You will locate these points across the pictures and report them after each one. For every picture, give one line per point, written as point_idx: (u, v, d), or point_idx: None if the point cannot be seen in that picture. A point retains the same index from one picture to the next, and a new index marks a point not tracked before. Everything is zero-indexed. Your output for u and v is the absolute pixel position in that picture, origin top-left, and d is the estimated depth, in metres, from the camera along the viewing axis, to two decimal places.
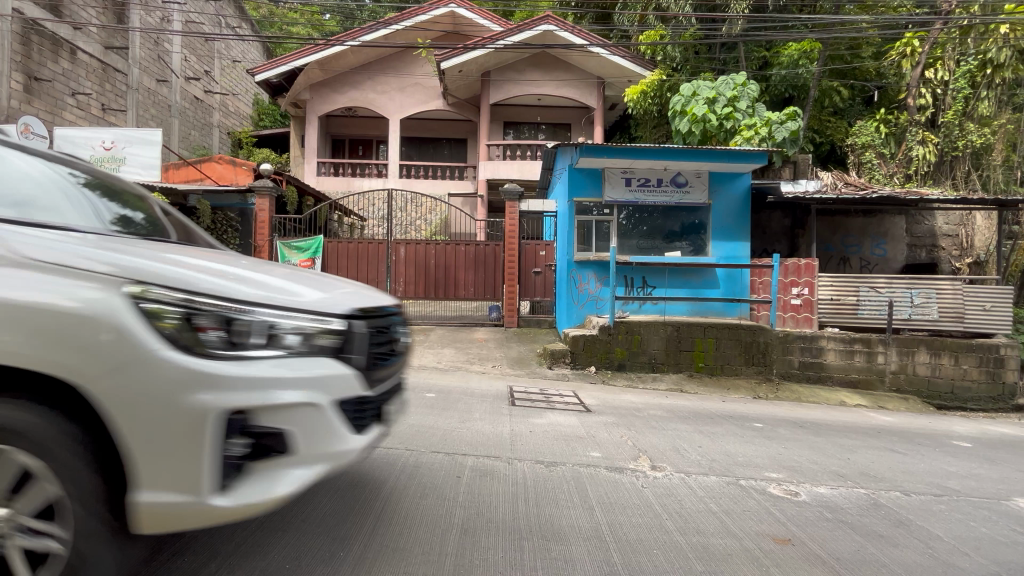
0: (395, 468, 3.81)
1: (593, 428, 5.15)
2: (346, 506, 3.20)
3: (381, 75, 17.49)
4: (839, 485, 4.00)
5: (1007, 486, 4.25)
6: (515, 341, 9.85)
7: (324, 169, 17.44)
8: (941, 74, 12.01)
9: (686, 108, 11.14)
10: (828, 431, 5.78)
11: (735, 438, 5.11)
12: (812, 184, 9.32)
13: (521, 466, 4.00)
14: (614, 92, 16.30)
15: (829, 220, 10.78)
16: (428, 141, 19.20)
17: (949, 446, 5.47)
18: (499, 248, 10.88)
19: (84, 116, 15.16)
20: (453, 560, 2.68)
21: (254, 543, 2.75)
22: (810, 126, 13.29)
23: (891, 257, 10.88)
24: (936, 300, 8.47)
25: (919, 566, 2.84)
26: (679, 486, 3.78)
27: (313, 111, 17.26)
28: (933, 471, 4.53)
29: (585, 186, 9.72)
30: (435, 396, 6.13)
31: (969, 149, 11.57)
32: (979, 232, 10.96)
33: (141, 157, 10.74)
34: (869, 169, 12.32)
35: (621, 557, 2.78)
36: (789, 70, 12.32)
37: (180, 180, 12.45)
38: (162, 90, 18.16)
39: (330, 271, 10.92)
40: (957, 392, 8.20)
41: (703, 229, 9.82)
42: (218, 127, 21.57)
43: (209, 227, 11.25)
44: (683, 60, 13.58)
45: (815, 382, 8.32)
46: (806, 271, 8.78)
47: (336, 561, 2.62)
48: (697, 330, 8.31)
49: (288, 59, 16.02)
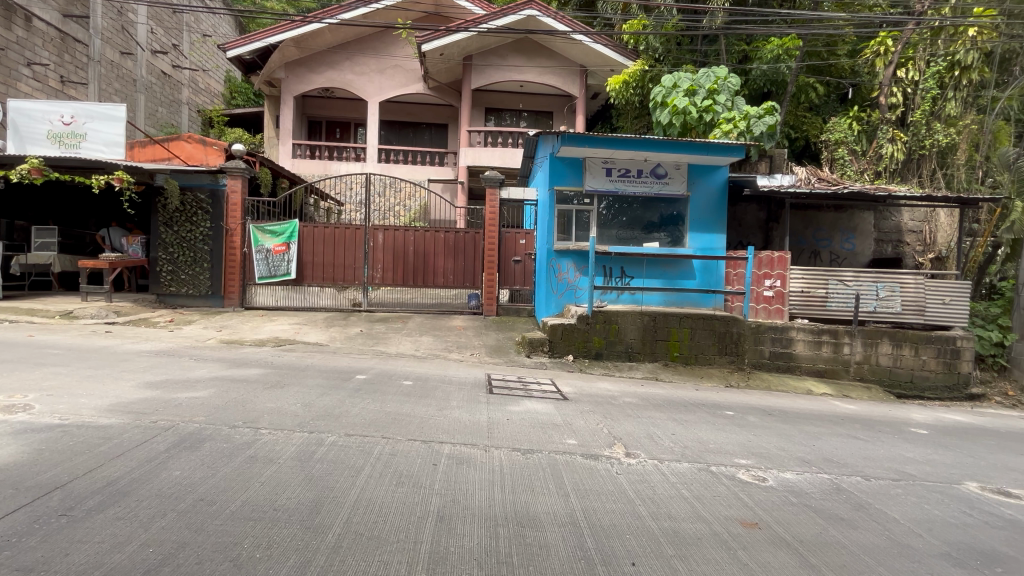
0: (370, 456, 3.79)
1: (569, 416, 5.21)
2: (320, 495, 3.17)
3: (360, 56, 17.02)
4: (804, 470, 4.14)
5: (959, 471, 4.48)
6: (493, 329, 9.91)
7: (299, 151, 17.05)
8: (912, 74, 12.19)
9: (666, 100, 11.26)
10: (794, 418, 5.98)
11: (706, 425, 5.24)
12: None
13: (497, 454, 4.02)
14: (596, 80, 16.31)
15: (801, 214, 11.09)
16: (407, 126, 18.85)
17: (907, 433, 5.71)
18: (478, 236, 10.87)
19: (41, 89, 14.38)
20: (429, 549, 2.68)
21: (224, 533, 2.70)
22: (786, 121, 13.61)
23: (859, 251, 11.22)
24: (900, 293, 8.71)
25: (879, 549, 2.96)
26: (652, 473, 3.85)
27: (287, 90, 16.79)
28: (891, 457, 4.74)
29: (565, 176, 9.71)
30: (412, 383, 6.12)
31: (935, 148, 11.85)
32: (942, 229, 11.32)
33: (104, 133, 10.16)
34: (840, 165, 12.73)
35: (595, 542, 2.84)
36: (771, 65, 12.45)
37: (146, 159, 11.99)
38: (127, 63, 17.38)
39: (306, 256, 10.74)
40: (917, 381, 8.52)
41: (681, 221, 9.89)
42: (187, 105, 20.76)
43: (179, 208, 10.73)
44: (664, 51, 13.53)
45: (784, 372, 8.58)
46: (779, 263, 8.92)
47: (309, 551, 2.60)
48: (672, 320, 8.49)
49: (261, 35, 15.48)
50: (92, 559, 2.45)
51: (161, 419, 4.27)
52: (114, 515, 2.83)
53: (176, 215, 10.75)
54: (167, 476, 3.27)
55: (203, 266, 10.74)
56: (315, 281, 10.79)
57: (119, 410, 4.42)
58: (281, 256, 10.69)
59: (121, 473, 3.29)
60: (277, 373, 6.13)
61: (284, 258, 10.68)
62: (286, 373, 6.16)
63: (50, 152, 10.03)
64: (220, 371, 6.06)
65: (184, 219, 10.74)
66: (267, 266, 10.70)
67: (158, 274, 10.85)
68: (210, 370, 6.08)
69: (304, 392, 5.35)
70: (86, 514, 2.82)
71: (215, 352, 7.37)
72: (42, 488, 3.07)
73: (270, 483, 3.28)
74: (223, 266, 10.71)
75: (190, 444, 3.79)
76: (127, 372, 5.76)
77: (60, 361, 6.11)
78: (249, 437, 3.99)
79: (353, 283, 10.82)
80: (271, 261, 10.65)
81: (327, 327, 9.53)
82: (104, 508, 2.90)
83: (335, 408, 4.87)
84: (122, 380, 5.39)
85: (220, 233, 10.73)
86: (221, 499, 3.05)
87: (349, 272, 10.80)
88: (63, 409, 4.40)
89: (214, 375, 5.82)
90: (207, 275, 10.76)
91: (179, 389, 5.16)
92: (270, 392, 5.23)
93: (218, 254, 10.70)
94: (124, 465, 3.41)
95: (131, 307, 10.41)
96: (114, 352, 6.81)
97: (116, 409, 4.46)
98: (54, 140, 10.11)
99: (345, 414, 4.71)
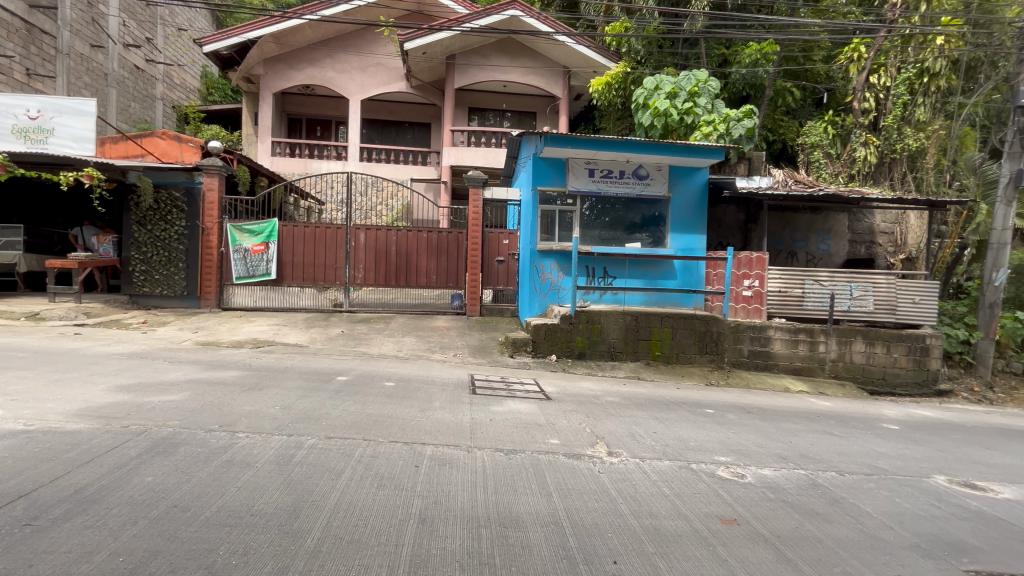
0: (351, 458, 3.74)
1: (552, 416, 5.22)
2: (299, 499, 3.12)
3: (341, 53, 16.81)
4: (781, 466, 4.23)
5: (929, 465, 4.63)
6: (476, 329, 9.88)
7: (279, 149, 16.76)
8: (884, 80, 12.53)
9: (648, 101, 11.35)
10: (772, 416, 6.10)
11: (687, 423, 5.31)
12: (1009, 214, 8.65)
13: (479, 454, 4.01)
14: (579, 81, 16.40)
15: (779, 216, 11.32)
16: (390, 124, 18.69)
17: (879, 429, 5.88)
18: (461, 236, 10.82)
19: (5, 81, 13.86)
20: (410, 551, 2.66)
21: (198, 540, 2.64)
22: (764, 124, 13.88)
23: (834, 252, 11.51)
24: (872, 293, 8.96)
25: (853, 543, 3.04)
26: (633, 471, 3.89)
27: (266, 87, 16.49)
28: (865, 452, 4.87)
29: (548, 176, 9.75)
30: (394, 385, 6.06)
31: (906, 152, 12.18)
32: (913, 230, 11.65)
33: (73, 128, 9.77)
34: (816, 169, 13.06)
35: (577, 542, 2.85)
36: (749, 69, 12.67)
37: (118, 155, 11.62)
38: (98, 57, 16.85)
39: (285, 256, 10.56)
40: (889, 378, 8.78)
41: (663, 222, 10.01)
42: (161, 100, 20.23)
43: (152, 206, 10.45)
44: (646, 53, 13.68)
45: (762, 370, 8.75)
46: (757, 263, 9.08)
47: (287, 556, 2.56)
48: (654, 320, 8.58)
49: (239, 30, 15.16)
50: (58, 570, 2.36)
51: (132, 423, 4.15)
52: (82, 524, 2.74)
53: (149, 214, 10.48)
54: (139, 483, 3.18)
55: (178, 266, 10.48)
56: (295, 281, 10.62)
57: (88, 415, 4.28)
58: (260, 255, 10.49)
59: (89, 481, 3.18)
60: (255, 375, 6.01)
61: (263, 258, 10.49)
62: (265, 375, 6.04)
63: (16, 148, 9.66)
64: (196, 374, 5.92)
65: (158, 218, 10.47)
66: (246, 266, 10.50)
67: (131, 274, 10.55)
68: (185, 373, 5.93)
69: (284, 394, 5.25)
70: (52, 524, 2.72)
71: (191, 354, 7.20)
72: (5, 497, 2.95)
73: (247, 488, 3.21)
74: (199, 266, 10.47)
75: (163, 449, 3.69)
76: (97, 375, 5.58)
77: (26, 364, 5.89)
78: (226, 441, 3.90)
79: (334, 284, 10.67)
80: (249, 261, 10.46)
81: (307, 328, 9.39)
82: (71, 517, 2.80)
83: (315, 410, 4.80)
84: (92, 384, 5.23)
85: (196, 232, 10.48)
86: (196, 505, 2.98)
87: (330, 272, 10.66)
88: (29, 414, 4.25)
89: (189, 378, 5.68)
90: (182, 275, 10.50)
91: (152, 392, 5.02)
92: (248, 395, 5.13)
93: (194, 253, 10.46)
94: (93, 471, 3.30)
95: (102, 308, 10.10)
96: (84, 355, 6.60)
97: (85, 414, 4.31)
98: (20, 135, 9.74)
99: (326, 416, 4.65)
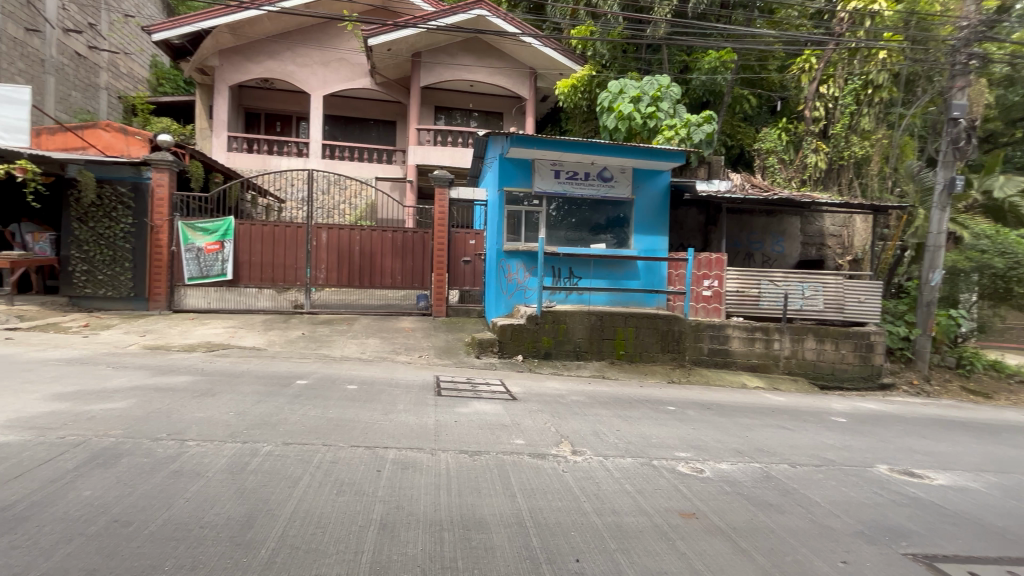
0: (310, 464, 3.64)
1: (517, 416, 5.23)
2: (253, 508, 3.01)
3: (302, 47, 16.32)
4: (737, 460, 4.38)
5: (872, 455, 4.90)
6: (442, 330, 9.80)
7: (235, 144, 16.13)
8: (832, 91, 13.17)
9: (612, 105, 11.54)
10: (729, 412, 6.32)
11: (649, 421, 5.42)
12: (943, 219, 9.26)
13: (443, 457, 3.97)
14: (545, 83, 16.53)
15: (737, 218, 11.75)
16: (353, 121, 18.29)
17: (828, 422, 6.18)
18: (427, 236, 10.71)
19: None
20: (370, 558, 2.61)
21: (142, 556, 2.51)
22: (723, 130, 14.36)
23: (787, 253, 12.03)
24: (822, 292, 9.41)
25: (803, 532, 3.18)
26: (597, 469, 3.95)
27: (222, 79, 15.83)
28: (814, 444, 5.11)
29: (514, 177, 9.78)
30: (357, 388, 5.92)
31: (852, 159, 12.86)
32: (859, 233, 12.30)
33: (4, 117, 9.09)
34: (770, 173, 13.60)
35: (540, 541, 2.87)
36: (708, 76, 13.21)
37: (56, 147, 10.89)
38: (34, 41, 15.75)
39: (242, 255, 10.18)
40: (837, 373, 9.25)
41: (626, 224, 10.21)
42: (105, 90, 19.10)
43: (95, 203, 9.85)
44: (611, 57, 13.98)
45: (721, 367, 9.05)
46: (716, 264, 9.39)
47: (240, 569, 2.46)
48: (618, 320, 8.74)
49: (192, 19, 14.49)
50: None
51: (70, 434, 3.90)
52: (9, 544, 2.55)
53: (92, 210, 9.88)
54: (75, 498, 2.99)
55: (124, 266, 9.92)
56: (252, 281, 10.24)
57: (20, 426, 3.98)
58: (215, 255, 10.09)
59: (19, 497, 2.97)
60: (208, 380, 5.75)
61: (218, 258, 10.09)
62: (219, 380, 5.79)
63: None
64: (143, 380, 5.61)
65: (102, 215, 9.88)
66: (199, 265, 10.07)
67: (72, 275, 9.92)
68: (131, 379, 5.61)
69: (239, 399, 5.05)
70: None
71: (138, 358, 6.82)
72: None
73: (196, 499, 3.07)
74: (148, 265, 9.94)
75: (104, 460, 3.48)
76: (31, 383, 5.21)
77: None
78: (174, 450, 3.72)
79: (295, 284, 10.36)
80: (203, 260, 10.03)
81: (265, 331, 9.07)
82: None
83: (273, 415, 4.63)
84: (25, 393, 4.87)
85: (144, 229, 9.95)
86: (139, 519, 2.83)
87: (290, 272, 10.34)
88: None
89: (135, 384, 5.38)
90: (129, 275, 9.95)
91: (94, 400, 4.73)
92: (201, 401, 4.90)
93: (142, 252, 9.92)
94: (24, 487, 3.08)
95: (38, 310, 9.44)
96: (16, 361, 6.16)
97: (16, 425, 4.01)
98: None
99: (284, 421, 4.50)
